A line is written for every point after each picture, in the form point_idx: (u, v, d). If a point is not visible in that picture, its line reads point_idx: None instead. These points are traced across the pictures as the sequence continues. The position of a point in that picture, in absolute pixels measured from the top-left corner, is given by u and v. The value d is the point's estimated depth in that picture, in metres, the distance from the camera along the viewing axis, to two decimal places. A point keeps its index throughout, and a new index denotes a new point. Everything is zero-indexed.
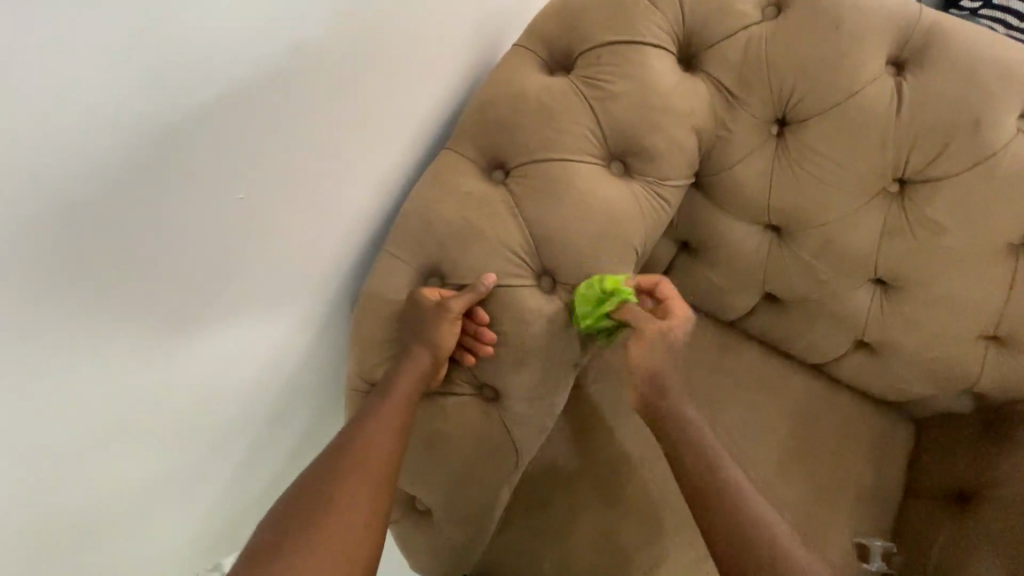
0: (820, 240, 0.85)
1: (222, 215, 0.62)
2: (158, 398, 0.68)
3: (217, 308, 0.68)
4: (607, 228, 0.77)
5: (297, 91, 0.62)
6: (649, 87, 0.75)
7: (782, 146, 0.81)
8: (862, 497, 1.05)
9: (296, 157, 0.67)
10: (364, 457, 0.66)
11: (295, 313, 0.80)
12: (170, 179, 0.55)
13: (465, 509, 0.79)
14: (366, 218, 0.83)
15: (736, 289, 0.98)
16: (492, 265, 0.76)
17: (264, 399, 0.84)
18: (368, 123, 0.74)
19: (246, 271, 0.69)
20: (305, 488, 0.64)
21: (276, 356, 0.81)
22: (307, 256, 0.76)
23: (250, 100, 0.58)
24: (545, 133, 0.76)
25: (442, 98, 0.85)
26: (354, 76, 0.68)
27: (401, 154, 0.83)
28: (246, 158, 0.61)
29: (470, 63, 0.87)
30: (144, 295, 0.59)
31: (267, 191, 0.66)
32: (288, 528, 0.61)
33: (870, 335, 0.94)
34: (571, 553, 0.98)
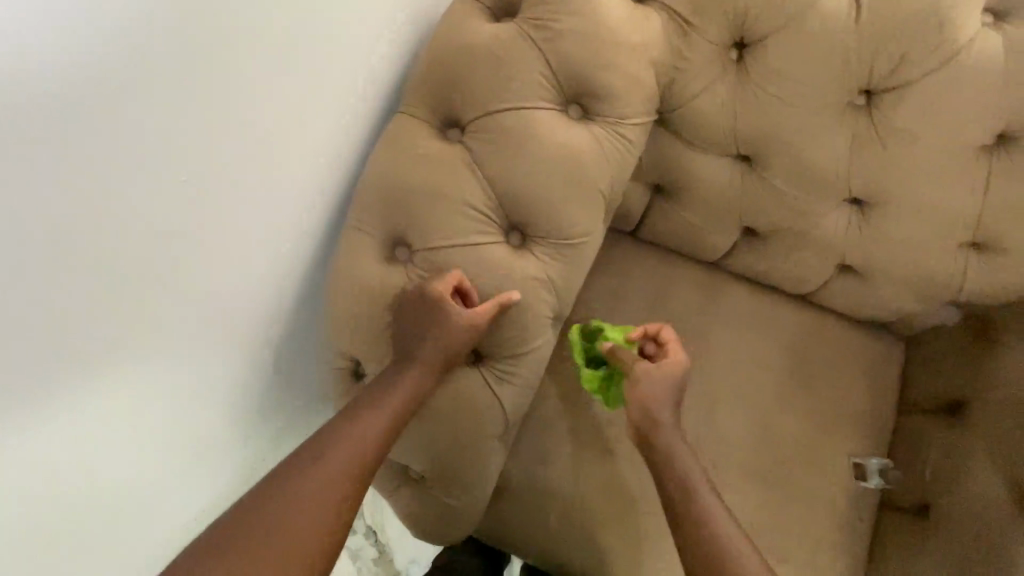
0: (791, 165, 0.84)
1: (173, 216, 0.63)
2: (140, 398, 0.69)
3: (182, 306, 0.69)
4: (571, 174, 0.74)
5: (225, 81, 0.61)
6: (598, 21, 0.72)
7: (743, 70, 0.78)
8: (859, 418, 1.05)
9: (242, 150, 0.67)
10: (333, 449, 0.68)
11: (260, 306, 0.81)
12: (117, 181, 0.56)
13: (457, 471, 0.79)
14: (322, 206, 0.83)
15: (713, 227, 0.98)
16: (458, 226, 0.74)
17: (242, 391, 0.86)
18: (307, 109, 0.73)
19: (204, 268, 0.70)
20: (266, 483, 0.65)
21: (245, 349, 0.82)
22: (264, 249, 0.77)
23: (170, 96, 0.57)
24: (496, 83, 0.73)
25: (392, 75, 0.84)
26: (286, 60, 0.67)
27: (352, 138, 0.82)
28: (178, 156, 0.60)
29: (419, 33, 0.85)
30: (107, 298, 0.60)
31: (207, 187, 0.65)
32: (242, 522, 0.62)
33: (851, 256, 0.93)
34: (577, 506, 1.00)
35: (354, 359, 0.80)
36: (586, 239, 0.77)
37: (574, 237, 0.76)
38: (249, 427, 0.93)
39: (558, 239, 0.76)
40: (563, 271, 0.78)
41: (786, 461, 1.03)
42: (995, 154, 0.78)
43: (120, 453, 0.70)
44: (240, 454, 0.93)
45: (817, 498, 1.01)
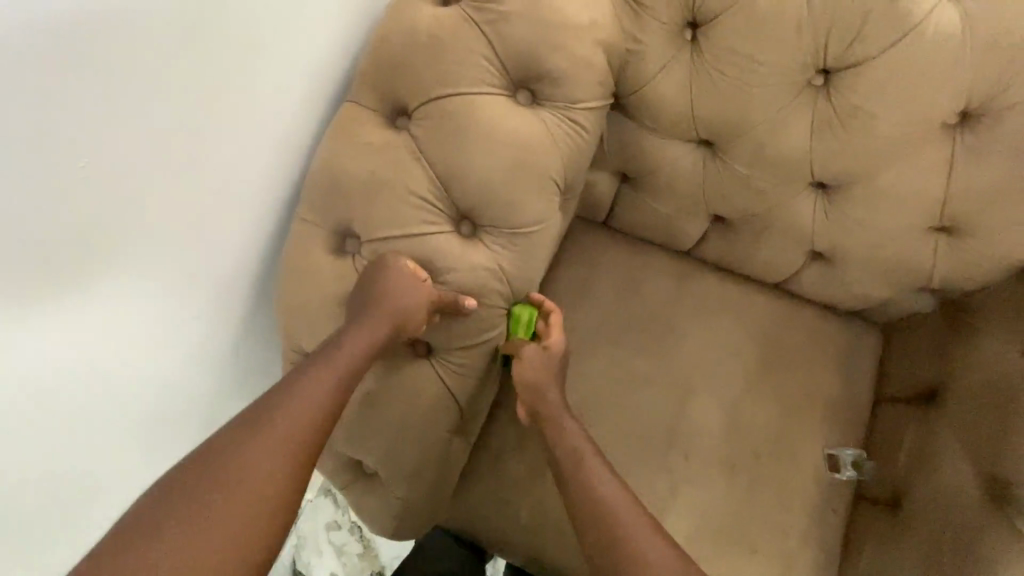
0: (752, 149, 0.82)
1: (104, 185, 0.60)
2: (81, 380, 0.67)
3: (119, 281, 0.66)
4: (520, 161, 0.73)
5: (158, 55, 0.59)
6: (543, 2, 0.70)
7: (697, 51, 0.76)
8: (835, 408, 1.03)
9: (180, 120, 0.64)
10: (270, 427, 0.62)
11: (204, 283, 0.78)
12: (38, 147, 0.53)
13: (411, 466, 0.78)
14: (267, 185, 0.80)
15: (680, 214, 0.96)
16: (405, 216, 0.73)
17: (192, 375, 0.84)
18: (254, 92, 0.71)
19: (143, 242, 0.67)
20: (190, 466, 0.59)
21: (191, 331, 0.80)
22: (205, 223, 0.74)
23: (97, 62, 0.54)
24: (441, 68, 0.72)
25: (338, 51, 0.81)
26: (229, 41, 0.65)
27: (297, 114, 0.80)
28: (111, 134, 0.58)
29: (366, 10, 0.82)
30: (37, 273, 0.57)
31: (145, 166, 0.63)
32: (167, 513, 0.56)
33: (819, 242, 0.91)
34: (545, 499, 0.99)
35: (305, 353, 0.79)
36: (538, 227, 0.76)
37: (525, 226, 0.75)
38: (211, 422, 0.92)
39: (509, 228, 0.74)
40: (516, 260, 0.76)
41: (759, 452, 1.01)
42: (960, 134, 0.76)
43: (66, 439, 0.68)
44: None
45: (789, 489, 1.00)
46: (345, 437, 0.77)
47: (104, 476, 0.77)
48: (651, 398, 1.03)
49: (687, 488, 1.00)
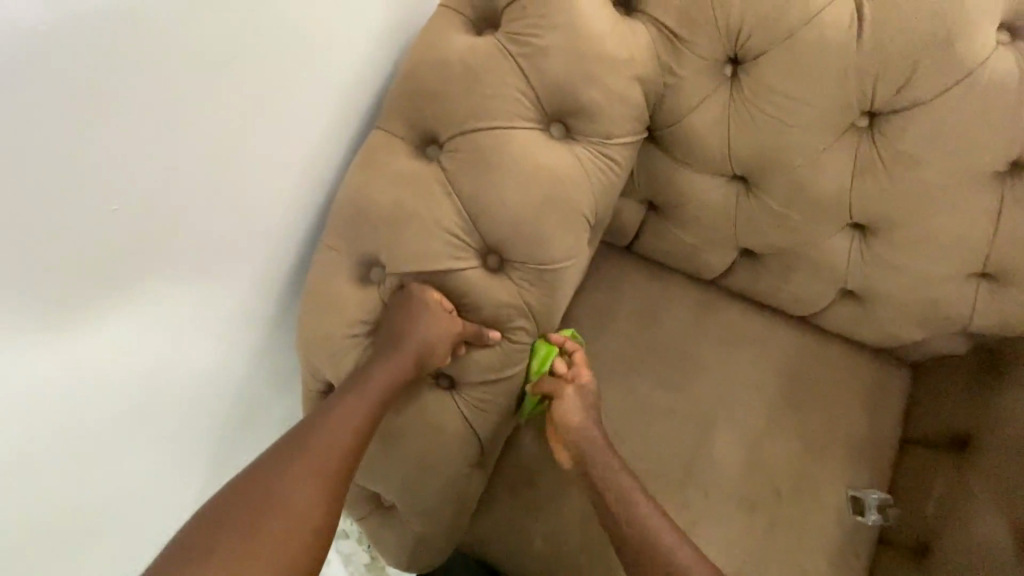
0: (789, 187, 0.80)
1: (146, 209, 0.61)
2: (115, 395, 0.68)
3: (155, 300, 0.67)
4: (552, 196, 0.71)
5: (204, 84, 0.60)
6: (582, 36, 0.68)
7: (737, 87, 0.74)
8: (860, 449, 1.01)
9: (221, 147, 0.66)
10: (308, 455, 0.63)
11: (233, 304, 0.79)
12: (88, 173, 0.54)
13: (428, 500, 0.77)
14: (298, 208, 0.81)
15: (709, 247, 0.94)
16: (432, 249, 0.71)
17: (217, 393, 0.85)
18: (278, 105, 0.70)
19: (178, 263, 0.68)
20: (230, 493, 0.60)
21: (222, 348, 0.81)
22: (239, 245, 0.75)
23: (148, 92, 0.55)
24: (475, 99, 0.70)
25: (373, 80, 0.82)
26: (253, 53, 0.63)
27: (330, 140, 0.81)
28: (134, 149, 0.57)
29: (399, 39, 0.83)
30: (79, 293, 0.58)
31: (186, 188, 0.64)
32: (203, 541, 0.56)
33: (852, 281, 0.89)
34: (559, 529, 0.98)
35: (326, 381, 0.78)
36: (567, 264, 0.74)
37: (554, 262, 0.73)
38: (228, 441, 0.92)
39: (537, 264, 0.73)
40: (544, 296, 0.75)
41: (780, 490, 0.99)
42: (1009, 183, 0.73)
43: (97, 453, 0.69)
44: (215, 467, 0.92)
45: (809, 529, 0.98)
46: (364, 469, 0.76)
47: (123, 493, 0.76)
48: (670, 430, 1.02)
49: (706, 525, 0.98)
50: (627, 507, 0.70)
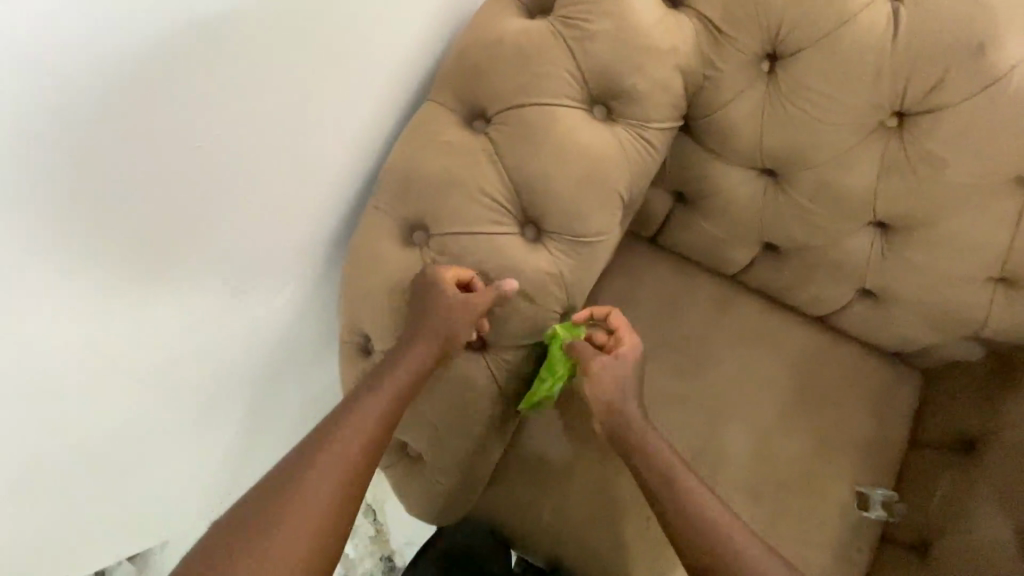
0: (815, 182, 0.83)
1: (205, 191, 0.68)
2: (152, 350, 0.76)
3: (204, 270, 0.75)
4: (591, 173, 0.75)
5: (256, 76, 0.65)
6: (630, 24, 0.73)
7: (774, 82, 0.78)
8: (869, 448, 1.03)
9: (272, 134, 0.71)
10: (357, 424, 0.71)
11: (279, 271, 0.86)
12: (157, 161, 0.61)
13: (454, 454, 0.82)
14: (347, 183, 0.86)
15: (734, 240, 0.97)
16: (474, 214, 0.76)
17: (254, 350, 0.92)
18: (307, 112, 0.73)
19: (231, 237, 0.75)
20: (285, 464, 0.67)
21: (264, 310, 0.88)
22: (289, 220, 0.81)
23: (206, 87, 0.61)
24: (525, 77, 0.75)
25: (423, 60, 0.85)
26: (282, 64, 0.66)
27: (380, 120, 0.84)
28: (161, 153, 0.61)
29: (449, 19, 0.85)
30: (140, 262, 0.67)
31: (241, 171, 0.70)
32: (270, 502, 0.64)
33: (871, 281, 0.92)
34: (569, 502, 1.01)
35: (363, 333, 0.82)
36: (600, 238, 0.78)
37: (588, 236, 0.78)
38: (252, 387, 0.98)
39: (573, 236, 0.77)
40: (576, 267, 0.79)
41: (786, 482, 1.02)
42: None
43: (129, 397, 0.78)
44: (237, 411, 0.98)
45: (814, 524, 1.00)
46: None
47: (149, 430, 0.85)
48: (684, 417, 1.05)
49: None
50: (677, 488, 0.75)
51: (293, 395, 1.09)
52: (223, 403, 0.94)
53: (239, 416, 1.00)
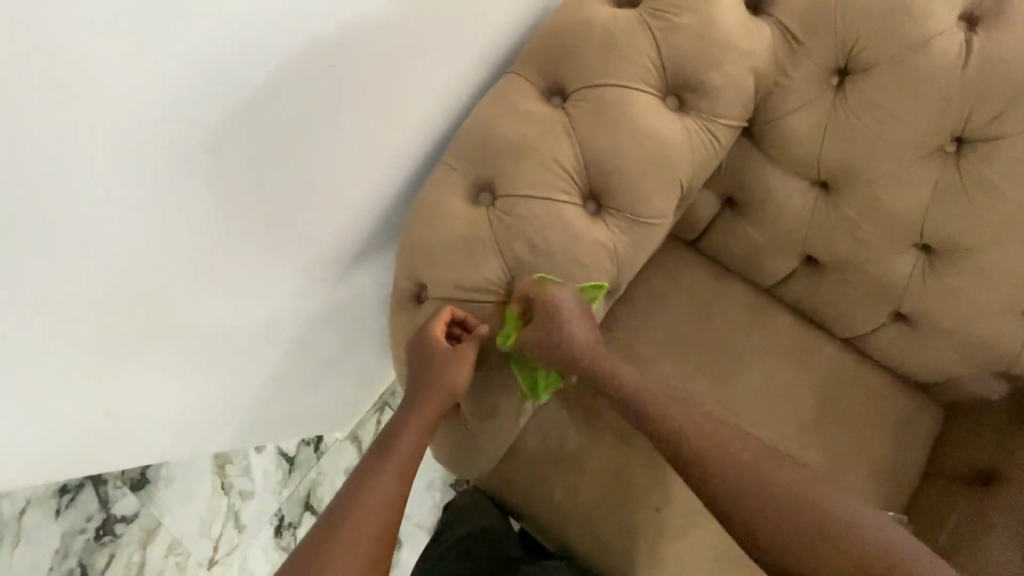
0: (868, 199, 0.87)
1: (255, 193, 0.70)
2: (183, 330, 0.79)
3: (245, 262, 0.78)
4: (657, 157, 0.79)
5: (314, 85, 0.66)
6: (715, 22, 0.78)
7: (841, 96, 0.82)
8: (883, 472, 1.05)
9: (322, 134, 0.73)
10: (416, 410, 0.81)
11: (312, 253, 0.88)
12: (219, 169, 0.63)
13: (493, 409, 0.87)
14: (388, 171, 0.89)
15: (777, 249, 1.00)
16: (543, 181, 0.80)
17: (286, 312, 0.96)
18: (358, 95, 0.74)
19: (274, 231, 0.78)
20: (366, 456, 0.79)
21: (293, 285, 0.91)
22: (329, 210, 0.84)
23: (269, 97, 0.62)
24: (608, 60, 0.79)
25: (472, 56, 0.89)
26: (339, 71, 0.68)
27: (424, 115, 0.88)
28: (217, 129, 0.60)
29: (505, 14, 0.89)
30: (192, 259, 0.69)
31: (289, 171, 0.72)
32: (357, 484, 0.76)
33: (907, 304, 0.94)
34: (583, 482, 1.04)
35: (417, 282, 0.84)
36: (656, 221, 0.82)
37: (647, 217, 0.82)
38: (289, 330, 1.02)
39: (632, 215, 0.81)
40: (631, 245, 0.83)
41: None
42: None
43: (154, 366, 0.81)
44: (258, 360, 1.02)
45: None
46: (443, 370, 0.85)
47: (164, 388, 0.89)
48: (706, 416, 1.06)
49: None
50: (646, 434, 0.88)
51: (317, 342, 1.14)
52: (242, 359, 0.98)
53: (243, 369, 1.02)
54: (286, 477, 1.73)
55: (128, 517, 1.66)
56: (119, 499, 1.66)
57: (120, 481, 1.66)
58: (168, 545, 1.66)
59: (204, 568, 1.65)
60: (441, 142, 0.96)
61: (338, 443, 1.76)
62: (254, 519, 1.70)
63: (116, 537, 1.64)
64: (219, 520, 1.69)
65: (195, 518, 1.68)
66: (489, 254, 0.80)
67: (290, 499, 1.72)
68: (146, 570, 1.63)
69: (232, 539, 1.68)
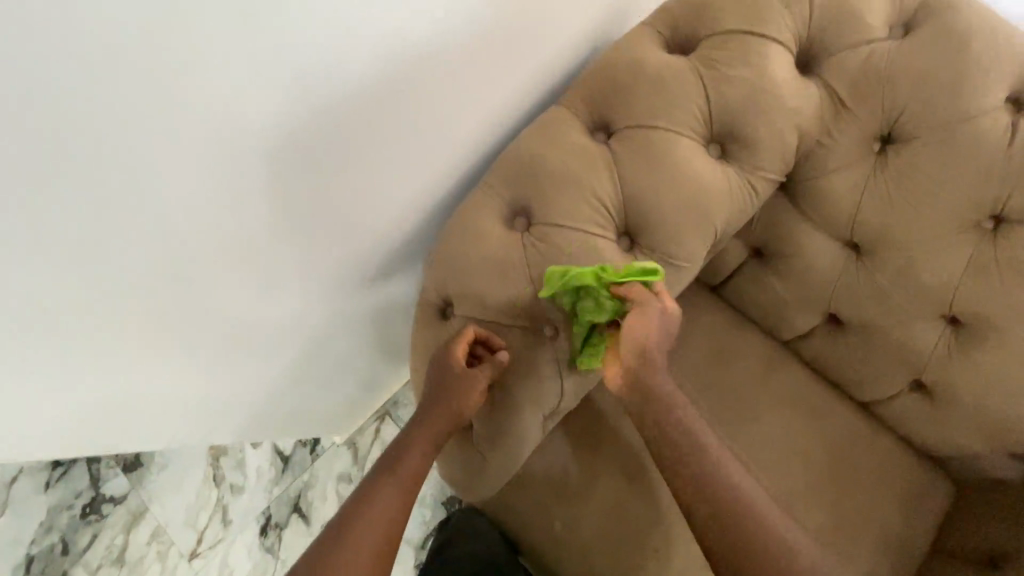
0: (900, 265, 0.87)
1: (289, 204, 0.71)
2: (201, 325, 0.79)
3: (269, 267, 0.78)
4: (695, 201, 0.80)
5: (355, 109, 0.69)
6: (765, 78, 0.79)
7: (882, 163, 0.83)
8: (889, 544, 1.02)
9: (358, 153, 0.75)
10: (428, 425, 0.81)
11: (339, 261, 0.89)
12: (258, 175, 0.64)
13: (504, 432, 0.85)
14: (422, 192, 0.91)
15: (801, 304, 1.00)
16: (580, 213, 0.81)
17: (306, 314, 0.96)
18: (400, 119, 0.76)
19: (304, 242, 0.79)
20: (373, 467, 0.79)
21: (316, 289, 0.92)
22: (359, 224, 0.86)
23: (315, 116, 0.65)
24: (656, 103, 0.81)
25: (516, 89, 0.91)
26: (383, 96, 0.71)
27: (463, 141, 0.90)
28: (260, 126, 0.60)
29: (553, 51, 0.92)
30: (221, 259, 0.70)
31: (323, 187, 0.74)
32: (362, 498, 0.75)
33: (929, 374, 0.94)
34: (582, 517, 1.02)
35: (445, 298, 0.85)
36: (688, 263, 0.83)
37: (679, 258, 0.82)
38: (308, 331, 1.02)
39: (664, 255, 0.82)
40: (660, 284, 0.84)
41: None
42: None
43: (172, 359, 0.81)
44: (272, 358, 1.02)
45: None
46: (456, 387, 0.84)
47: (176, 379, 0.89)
48: None
49: None
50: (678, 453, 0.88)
51: (332, 345, 1.14)
52: (255, 356, 0.98)
53: (258, 364, 1.02)
54: (279, 476, 1.71)
55: (116, 497, 1.65)
56: (110, 479, 1.65)
57: (114, 460, 1.66)
58: (153, 531, 1.64)
59: (186, 559, 1.63)
60: (483, 161, 0.98)
61: (335, 447, 1.74)
62: (241, 516, 1.68)
63: (101, 517, 1.63)
64: (206, 513, 1.67)
65: (182, 507, 1.66)
66: (519, 280, 0.81)
67: (279, 498, 1.70)
68: (127, 554, 1.62)
69: (217, 533, 1.66)
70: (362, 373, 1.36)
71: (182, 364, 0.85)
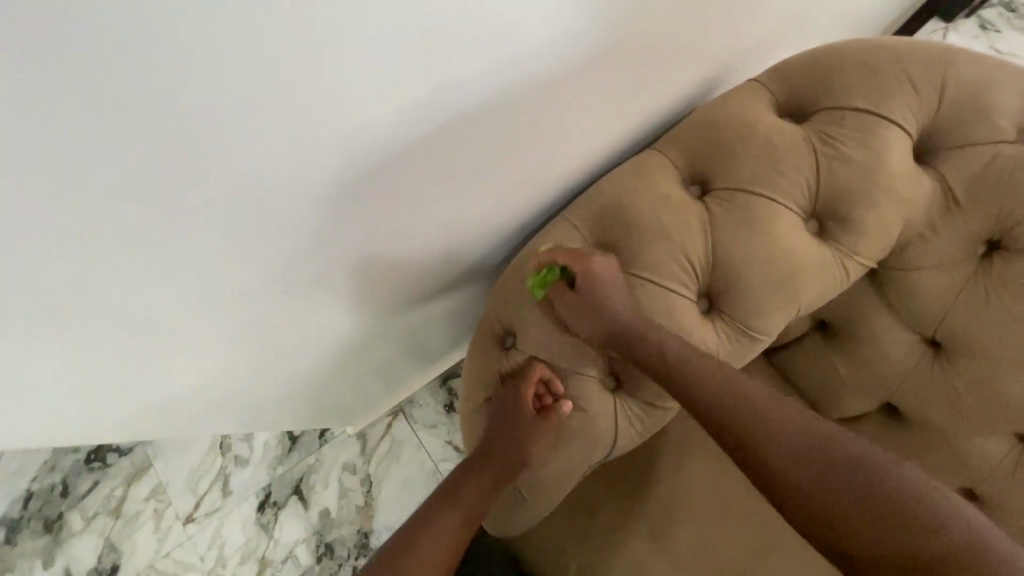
0: (984, 376, 0.83)
1: (379, 216, 0.68)
2: (263, 327, 0.76)
3: (341, 275, 0.75)
4: (786, 278, 0.77)
5: (465, 132, 0.66)
6: (881, 163, 0.76)
7: (984, 268, 0.80)
8: None
9: (455, 171, 0.72)
10: (482, 466, 0.81)
11: (405, 272, 0.87)
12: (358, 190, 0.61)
13: (547, 478, 0.83)
14: (496, 211, 0.89)
15: (860, 392, 0.95)
16: (665, 265, 0.78)
17: (360, 319, 0.93)
18: (499, 141, 0.73)
19: (382, 252, 0.77)
20: (425, 506, 0.79)
21: (377, 296, 0.89)
22: (433, 238, 0.83)
23: (427, 136, 0.62)
24: (763, 168, 0.78)
25: (611, 123, 0.89)
26: (492, 122, 0.68)
27: (547, 168, 0.88)
28: (374, 140, 0.56)
29: (655, 90, 0.90)
30: (302, 264, 0.66)
31: (414, 201, 0.71)
32: (408, 535, 0.75)
33: (987, 487, 0.89)
34: (601, 567, 1.00)
35: (508, 327, 0.82)
36: (763, 336, 0.80)
37: (755, 330, 0.80)
38: (358, 335, 0.99)
39: (742, 324, 0.80)
40: (729, 353, 0.81)
41: None
42: None
43: (229, 358, 0.78)
44: (315, 360, 0.99)
45: None
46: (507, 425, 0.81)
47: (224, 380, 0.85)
48: (743, 537, 1.00)
49: None
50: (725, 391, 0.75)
51: (373, 350, 1.11)
52: (302, 360, 0.95)
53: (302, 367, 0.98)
54: (285, 455, 1.70)
55: (122, 450, 1.64)
56: None
57: None
58: (152, 488, 1.63)
59: (180, 522, 1.63)
60: (560, 189, 0.96)
61: (345, 436, 1.72)
62: (242, 489, 1.67)
63: (105, 466, 1.62)
64: (208, 479, 1.66)
65: (185, 471, 1.65)
66: (590, 326, 0.78)
67: (281, 477, 1.69)
68: (124, 507, 1.61)
69: (215, 502, 1.65)
70: (391, 375, 1.33)
71: (236, 361, 0.81)
